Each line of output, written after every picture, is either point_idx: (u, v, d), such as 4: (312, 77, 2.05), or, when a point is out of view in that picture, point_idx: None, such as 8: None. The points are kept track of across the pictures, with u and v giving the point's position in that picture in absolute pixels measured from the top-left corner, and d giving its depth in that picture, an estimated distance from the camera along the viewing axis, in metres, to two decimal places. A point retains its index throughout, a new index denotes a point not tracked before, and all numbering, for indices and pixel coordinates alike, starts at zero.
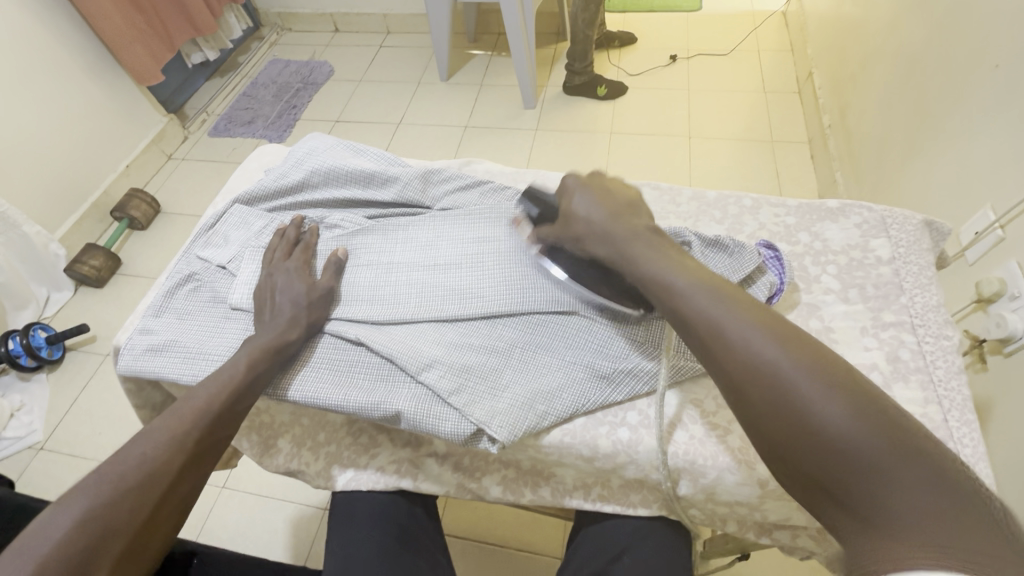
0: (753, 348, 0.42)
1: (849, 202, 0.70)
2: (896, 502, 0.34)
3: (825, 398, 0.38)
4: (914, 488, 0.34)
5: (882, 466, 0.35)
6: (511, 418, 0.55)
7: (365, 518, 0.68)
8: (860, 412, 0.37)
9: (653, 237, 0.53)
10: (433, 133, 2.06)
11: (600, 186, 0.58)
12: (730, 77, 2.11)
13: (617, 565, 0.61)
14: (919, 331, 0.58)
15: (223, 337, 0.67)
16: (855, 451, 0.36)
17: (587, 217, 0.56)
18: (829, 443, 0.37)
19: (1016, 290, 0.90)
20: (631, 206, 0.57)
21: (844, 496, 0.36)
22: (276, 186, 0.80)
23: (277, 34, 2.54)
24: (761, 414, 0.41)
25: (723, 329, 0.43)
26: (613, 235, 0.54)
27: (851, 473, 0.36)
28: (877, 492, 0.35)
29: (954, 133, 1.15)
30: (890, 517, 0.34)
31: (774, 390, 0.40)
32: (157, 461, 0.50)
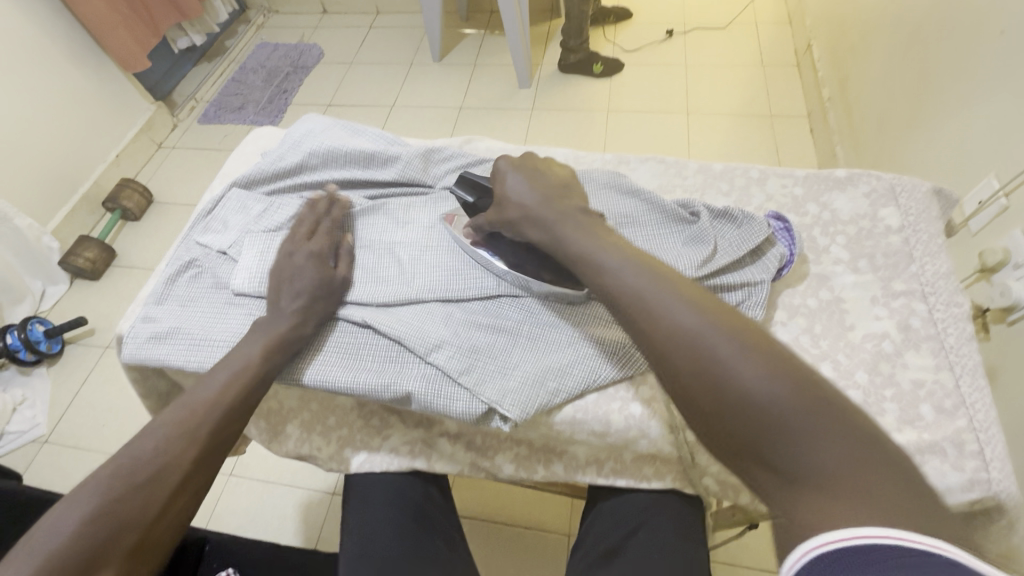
0: (675, 318, 0.42)
1: (857, 171, 0.69)
2: (817, 463, 0.34)
3: (749, 365, 0.38)
4: (831, 445, 0.35)
5: (800, 425, 0.36)
6: (523, 396, 0.55)
7: (380, 499, 0.69)
8: (778, 375, 0.38)
9: (582, 218, 0.55)
10: (428, 115, 2.03)
11: (530, 168, 0.60)
12: (727, 52, 2.07)
13: (630, 539, 0.61)
14: (930, 299, 0.58)
15: (228, 323, 0.66)
16: (777, 413, 0.36)
17: (518, 205, 0.57)
18: (747, 408, 0.37)
19: (1021, 259, 0.90)
20: (563, 184, 0.59)
21: (768, 463, 0.36)
22: (274, 169, 0.78)
23: (263, 17, 2.48)
24: (685, 383, 0.40)
25: (649, 302, 0.44)
26: (545, 217, 0.55)
27: (775, 436, 0.36)
28: (801, 455, 0.35)
29: (958, 102, 1.14)
30: (814, 478, 0.34)
31: (696, 360, 0.40)
32: (171, 452, 0.50)
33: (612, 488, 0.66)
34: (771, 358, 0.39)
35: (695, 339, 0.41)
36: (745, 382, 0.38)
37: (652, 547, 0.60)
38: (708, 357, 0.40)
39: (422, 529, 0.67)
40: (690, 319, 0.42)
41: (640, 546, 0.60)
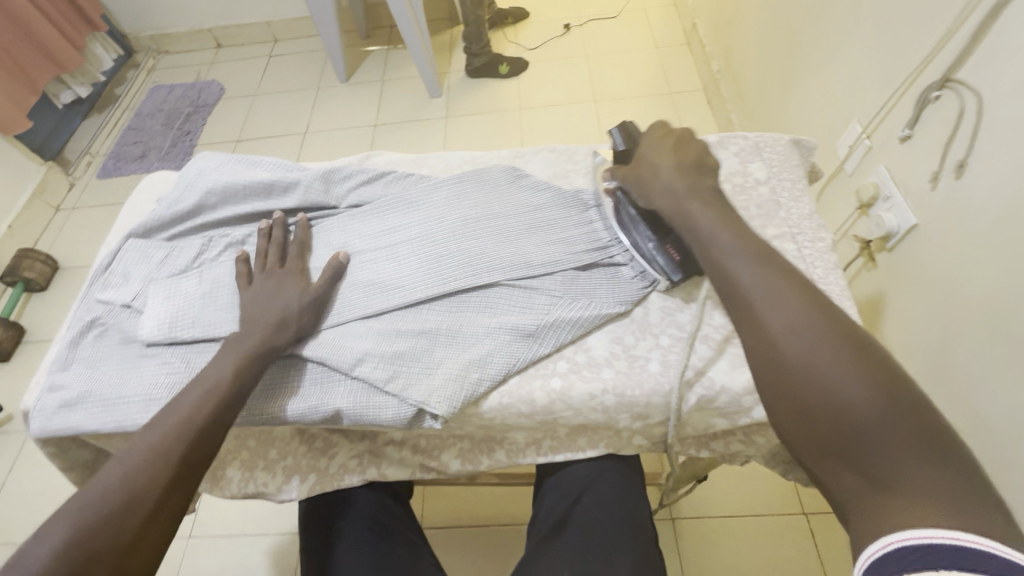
0: (786, 320, 0.44)
1: (726, 134, 0.76)
2: (900, 475, 0.38)
3: (857, 379, 0.41)
4: (913, 463, 0.37)
5: (887, 438, 0.39)
6: (449, 391, 0.57)
7: (337, 518, 0.69)
8: (874, 388, 0.40)
9: (715, 194, 0.56)
10: (343, 137, 2.01)
11: (674, 142, 0.61)
12: (622, 39, 2.18)
13: (577, 506, 0.65)
14: (798, 239, 0.65)
15: (142, 377, 0.64)
16: (869, 421, 0.39)
17: (651, 164, 0.59)
18: (843, 414, 0.40)
19: (890, 192, 1.01)
20: (700, 163, 0.58)
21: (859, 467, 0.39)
22: (170, 214, 0.76)
23: (153, 59, 2.36)
24: (792, 377, 0.43)
25: (763, 299, 0.46)
26: (676, 188, 0.56)
27: (866, 443, 0.39)
28: (887, 464, 0.38)
29: (819, 59, 1.26)
30: (895, 483, 0.37)
31: (819, 373, 0.42)
32: (140, 477, 0.49)
33: (554, 462, 0.69)
34: (871, 373, 0.41)
35: (810, 341, 0.43)
36: (845, 389, 0.41)
37: (597, 509, 0.64)
38: (832, 392, 0.41)
39: (383, 538, 0.68)
40: (798, 318, 0.44)
41: (585, 512, 0.64)
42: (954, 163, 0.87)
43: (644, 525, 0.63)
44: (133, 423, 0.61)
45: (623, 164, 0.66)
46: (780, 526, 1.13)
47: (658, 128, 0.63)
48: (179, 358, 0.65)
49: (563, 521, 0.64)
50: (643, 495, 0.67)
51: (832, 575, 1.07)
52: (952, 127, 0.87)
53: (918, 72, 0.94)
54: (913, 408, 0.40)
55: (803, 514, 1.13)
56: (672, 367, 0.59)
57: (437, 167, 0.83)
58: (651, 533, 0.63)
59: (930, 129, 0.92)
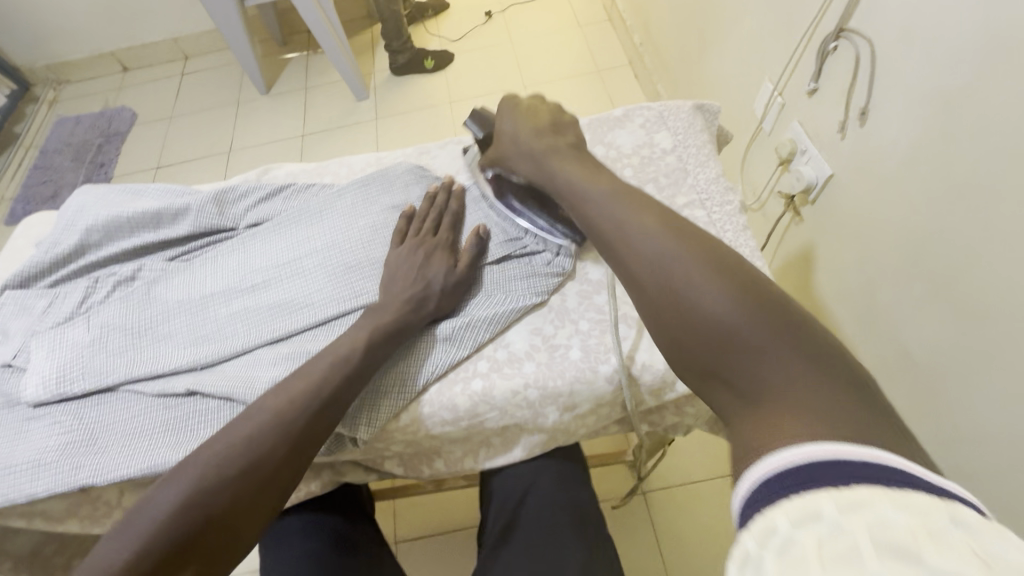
0: (646, 248, 0.44)
1: (631, 107, 0.75)
2: (768, 378, 0.36)
3: (783, 356, 0.36)
4: (780, 364, 0.36)
5: (753, 342, 0.37)
6: (364, 412, 0.55)
7: (301, 532, 0.65)
8: (736, 296, 0.39)
9: (573, 152, 0.57)
10: (271, 151, 1.92)
11: (527, 110, 0.62)
12: (545, 21, 2.15)
13: (521, 507, 0.63)
14: (706, 205, 0.65)
15: (29, 443, 0.57)
16: (733, 331, 0.38)
17: (511, 137, 0.61)
18: (709, 328, 0.39)
19: (805, 145, 1.03)
20: (553, 124, 0.61)
21: (728, 376, 0.38)
22: (49, 258, 0.69)
23: (53, 91, 2.19)
24: (714, 354, 0.38)
25: (626, 234, 0.46)
26: (535, 154, 0.58)
27: (732, 354, 0.38)
28: (753, 370, 0.37)
29: (728, 23, 1.27)
30: (765, 392, 0.35)
31: (681, 286, 0.41)
32: (210, 488, 0.44)
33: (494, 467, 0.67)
34: (728, 280, 0.40)
35: (726, 318, 0.38)
36: (770, 365, 0.36)
37: (541, 507, 0.62)
38: (694, 307, 0.40)
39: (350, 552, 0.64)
40: (715, 294, 0.39)
41: (531, 511, 0.62)
42: (857, 111, 0.88)
43: (590, 516, 0.63)
44: (23, 493, 0.54)
45: (486, 151, 0.67)
46: None
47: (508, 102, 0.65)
48: (70, 415, 0.59)
49: (508, 527, 0.62)
50: (586, 484, 0.66)
51: None
52: (851, 75, 0.89)
53: (815, 25, 0.95)
54: (778, 309, 0.38)
55: None
56: (592, 352, 0.58)
57: (340, 173, 0.79)
58: (597, 522, 0.62)
59: (832, 81, 0.94)
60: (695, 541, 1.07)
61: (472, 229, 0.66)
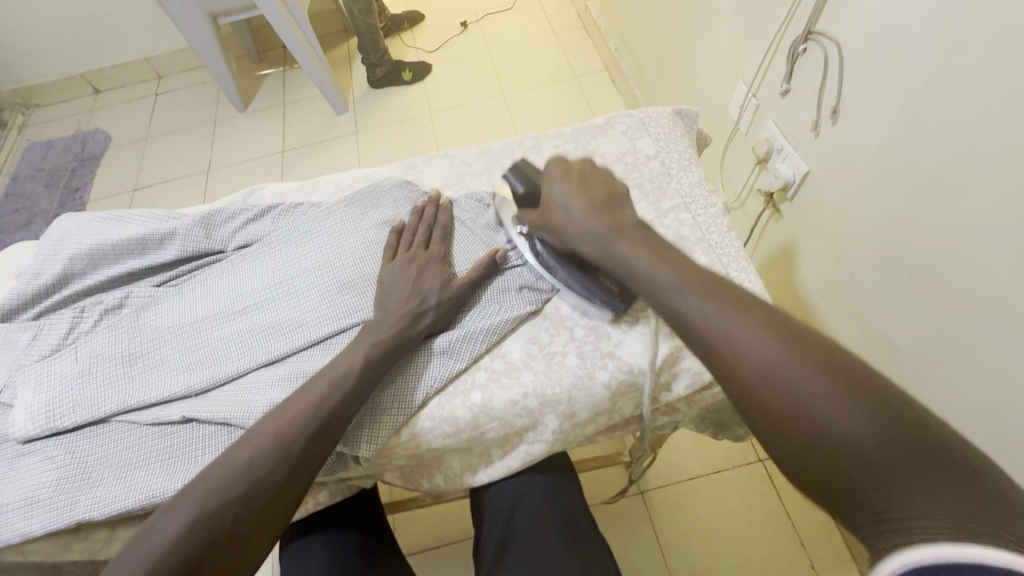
0: (743, 348, 0.39)
1: (612, 114, 0.76)
2: (908, 497, 0.30)
3: (836, 403, 0.35)
4: (922, 484, 0.30)
5: (885, 457, 0.32)
6: (368, 431, 0.55)
7: (321, 545, 0.66)
8: (859, 403, 0.34)
9: (638, 231, 0.52)
10: (251, 168, 1.90)
11: (579, 176, 0.57)
12: (521, 30, 2.17)
13: (513, 522, 0.64)
14: (691, 208, 0.66)
15: (20, 479, 0.56)
16: (856, 442, 0.33)
17: (564, 210, 0.55)
18: (829, 437, 0.34)
19: (781, 144, 1.06)
20: (611, 196, 0.56)
21: (861, 498, 0.32)
22: (31, 290, 0.68)
23: (23, 115, 2.14)
24: (760, 404, 0.38)
25: (717, 326, 0.41)
26: (598, 231, 0.53)
27: (860, 471, 0.33)
28: (892, 489, 0.31)
29: (700, 28, 1.30)
30: (906, 511, 0.30)
31: (788, 390, 0.37)
32: (214, 507, 0.44)
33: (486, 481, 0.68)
34: (844, 385, 0.36)
35: (768, 365, 0.38)
36: (909, 481, 0.31)
37: (534, 520, 0.64)
38: (808, 414, 0.36)
39: (370, 565, 0.66)
40: (756, 342, 0.39)
41: (522, 524, 0.64)
42: (829, 110, 0.91)
43: (578, 523, 0.65)
44: (18, 531, 0.53)
45: (529, 210, 0.60)
46: (746, 476, 1.13)
47: (558, 164, 0.58)
48: (63, 449, 0.58)
49: (502, 541, 0.63)
50: (572, 495, 0.68)
51: (797, 523, 1.08)
52: (821, 76, 0.91)
53: (784, 29, 0.98)
54: (908, 420, 0.33)
55: (760, 462, 1.15)
56: (589, 357, 0.59)
57: (327, 191, 0.79)
58: (587, 528, 0.64)
59: (804, 81, 0.97)
60: (697, 538, 1.08)
61: (491, 250, 0.65)
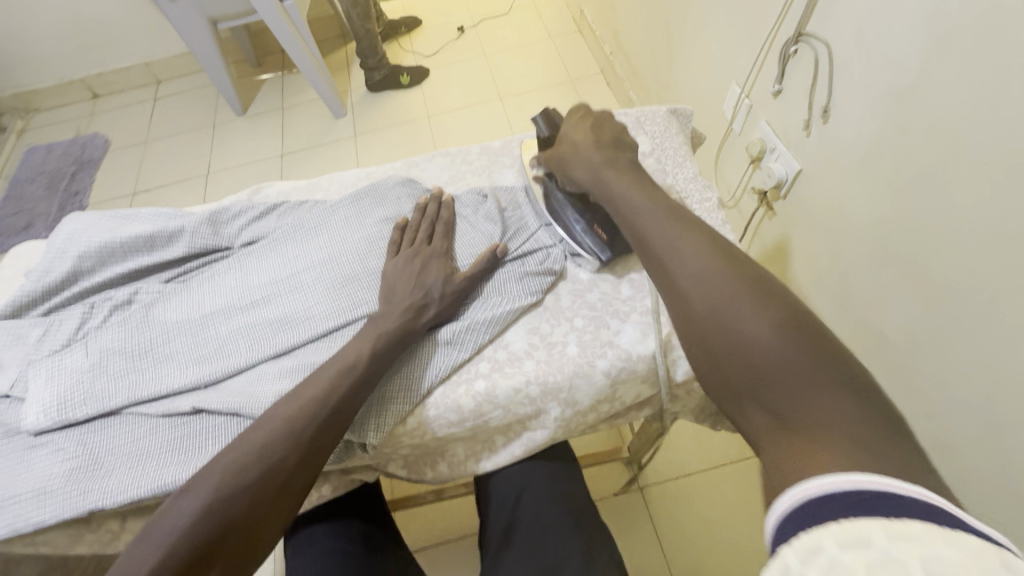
0: (690, 272, 0.45)
1: (610, 113, 0.79)
2: (804, 404, 0.36)
3: (769, 331, 0.39)
4: (823, 398, 0.35)
5: (791, 370, 0.37)
6: (375, 419, 0.57)
7: (327, 536, 0.67)
8: (782, 328, 0.39)
9: (631, 167, 0.58)
10: (251, 172, 1.91)
11: (591, 122, 0.63)
12: (517, 34, 2.20)
13: (518, 508, 0.66)
14: (687, 203, 0.69)
15: (33, 470, 0.57)
16: (767, 356, 0.38)
17: (571, 143, 0.62)
18: (747, 352, 0.39)
19: (774, 143, 1.08)
20: (616, 139, 0.62)
21: (766, 402, 0.38)
22: (41, 287, 0.69)
23: (22, 120, 2.15)
24: (694, 319, 0.43)
25: (673, 255, 0.46)
26: (595, 162, 0.59)
27: (769, 379, 0.38)
28: (788, 397, 0.37)
29: (694, 31, 1.33)
30: (801, 416, 0.35)
31: (717, 306, 0.42)
32: (227, 491, 0.45)
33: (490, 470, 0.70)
34: (774, 312, 0.40)
35: (719, 294, 0.42)
36: (811, 393, 0.36)
37: (538, 507, 0.65)
38: (734, 330, 0.40)
39: (375, 555, 0.66)
40: (712, 274, 0.44)
41: (525, 512, 0.65)
42: (819, 109, 0.94)
43: (580, 510, 0.66)
44: (31, 521, 0.54)
45: (545, 149, 0.67)
46: (743, 471, 1.15)
47: (579, 109, 0.65)
48: (75, 441, 0.59)
49: (507, 529, 0.65)
50: (573, 484, 0.70)
51: None
52: (812, 76, 0.94)
53: (775, 31, 1.01)
54: (820, 346, 0.38)
55: (758, 457, 1.16)
56: (589, 347, 0.61)
57: (331, 189, 0.81)
58: (589, 515, 0.66)
59: (795, 81, 0.99)
60: (697, 531, 1.09)
61: (490, 245, 0.67)
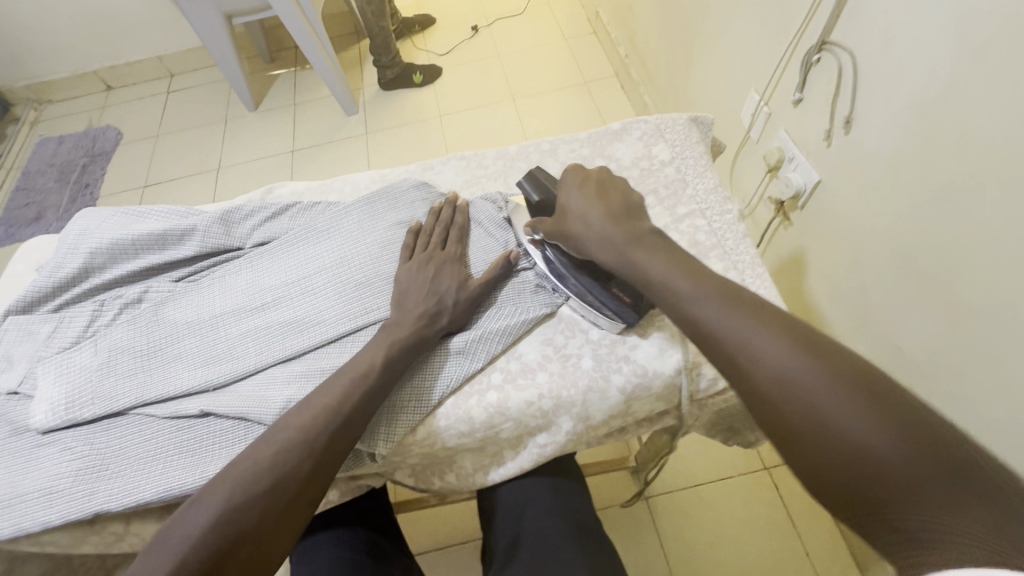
0: (768, 364, 0.40)
1: (628, 120, 0.77)
2: (945, 524, 0.31)
3: (869, 427, 0.35)
4: (966, 518, 0.30)
5: (919, 485, 0.32)
6: (385, 429, 0.56)
7: (330, 543, 0.66)
8: (898, 431, 0.34)
9: (657, 239, 0.53)
10: (260, 168, 1.91)
11: (596, 185, 0.58)
12: (531, 35, 2.18)
13: (522, 519, 0.65)
14: (707, 214, 0.67)
15: (39, 470, 0.56)
16: (888, 468, 0.33)
17: (579, 215, 0.57)
18: (861, 460, 0.34)
19: (792, 153, 1.07)
20: (627, 204, 0.57)
21: (891, 519, 0.33)
22: (52, 283, 0.69)
23: (35, 111, 2.16)
24: (787, 424, 0.38)
25: (745, 343, 0.41)
26: (614, 238, 0.54)
27: (893, 493, 0.33)
28: (929, 517, 0.31)
29: (712, 37, 1.31)
30: (944, 545, 0.30)
31: (811, 410, 0.37)
32: (240, 500, 0.44)
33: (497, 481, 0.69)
34: (881, 409, 0.35)
35: (799, 386, 0.38)
36: (948, 512, 0.31)
37: (542, 518, 0.64)
38: (839, 436, 0.36)
39: (379, 563, 0.66)
40: (786, 359, 0.39)
41: (532, 522, 0.64)
42: (841, 120, 0.92)
43: (589, 524, 0.65)
44: (36, 520, 0.54)
45: (544, 214, 0.63)
46: (751, 485, 1.13)
47: (574, 174, 0.61)
48: (82, 440, 0.58)
49: (513, 540, 0.64)
50: (582, 498, 0.69)
51: (804, 533, 1.07)
52: (835, 86, 0.92)
53: (798, 39, 0.99)
54: (947, 449, 0.33)
55: (766, 470, 1.14)
56: (604, 360, 0.60)
57: (344, 191, 0.80)
58: (597, 529, 0.65)
59: (817, 90, 0.97)
60: (703, 544, 1.08)
61: (502, 252, 0.66)
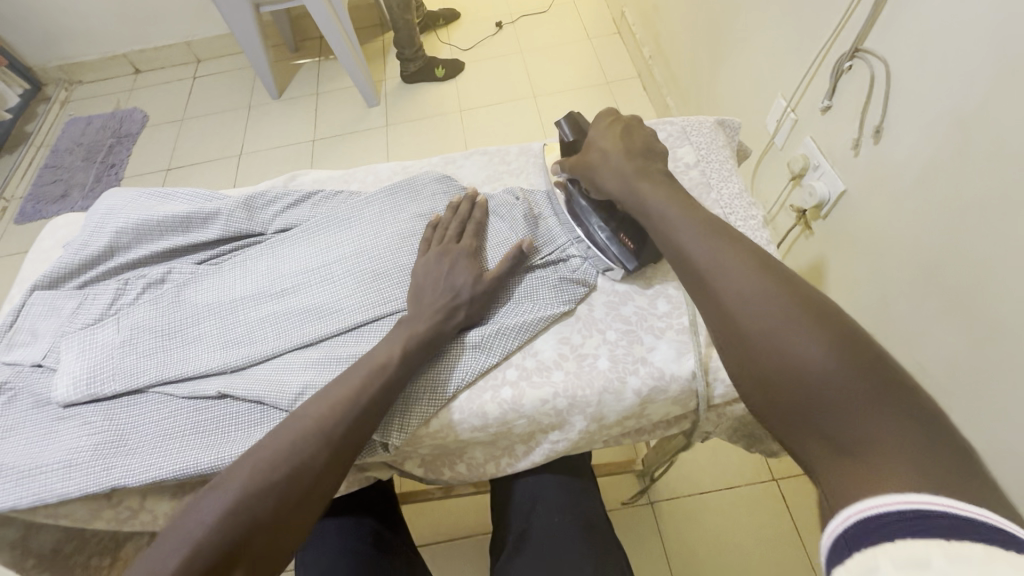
0: (733, 289, 0.42)
1: (654, 121, 0.77)
2: (866, 431, 0.33)
3: (810, 335, 0.38)
4: (885, 426, 0.33)
5: (855, 398, 0.35)
6: (398, 422, 0.56)
7: (337, 531, 0.67)
8: (839, 351, 0.36)
9: (665, 176, 0.57)
10: (280, 155, 1.93)
11: (622, 128, 0.61)
12: (555, 33, 2.17)
13: (530, 516, 0.65)
14: (731, 219, 0.66)
15: (58, 442, 0.58)
16: (823, 380, 0.36)
17: (599, 150, 0.60)
18: (800, 374, 0.37)
19: (818, 161, 1.05)
20: (648, 146, 0.60)
21: (820, 430, 0.35)
22: (78, 260, 0.70)
23: (66, 91, 2.20)
24: (740, 335, 0.41)
25: (718, 265, 0.44)
26: (627, 172, 0.57)
27: (820, 403, 0.36)
28: (850, 426, 0.34)
29: (740, 40, 1.29)
30: (860, 445, 0.33)
31: (762, 324, 0.40)
32: (253, 488, 0.45)
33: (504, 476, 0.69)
34: (823, 327, 0.38)
35: (757, 304, 0.41)
36: (867, 422, 0.34)
37: (549, 515, 0.64)
38: (782, 349, 0.38)
39: (384, 553, 0.66)
40: (747, 284, 0.42)
41: (539, 519, 0.64)
42: (871, 129, 0.90)
43: (596, 524, 0.65)
44: (54, 492, 0.54)
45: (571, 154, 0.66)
46: (759, 495, 1.12)
47: (607, 116, 0.64)
48: (103, 415, 0.59)
49: (519, 535, 0.64)
50: (589, 498, 0.68)
51: (810, 547, 1.06)
52: (866, 93, 0.90)
53: (830, 44, 0.97)
54: (875, 365, 0.36)
55: (774, 481, 1.13)
56: (621, 361, 0.59)
57: (366, 181, 0.81)
58: (603, 529, 0.64)
59: (847, 97, 0.95)
60: (707, 552, 1.07)
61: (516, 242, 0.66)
